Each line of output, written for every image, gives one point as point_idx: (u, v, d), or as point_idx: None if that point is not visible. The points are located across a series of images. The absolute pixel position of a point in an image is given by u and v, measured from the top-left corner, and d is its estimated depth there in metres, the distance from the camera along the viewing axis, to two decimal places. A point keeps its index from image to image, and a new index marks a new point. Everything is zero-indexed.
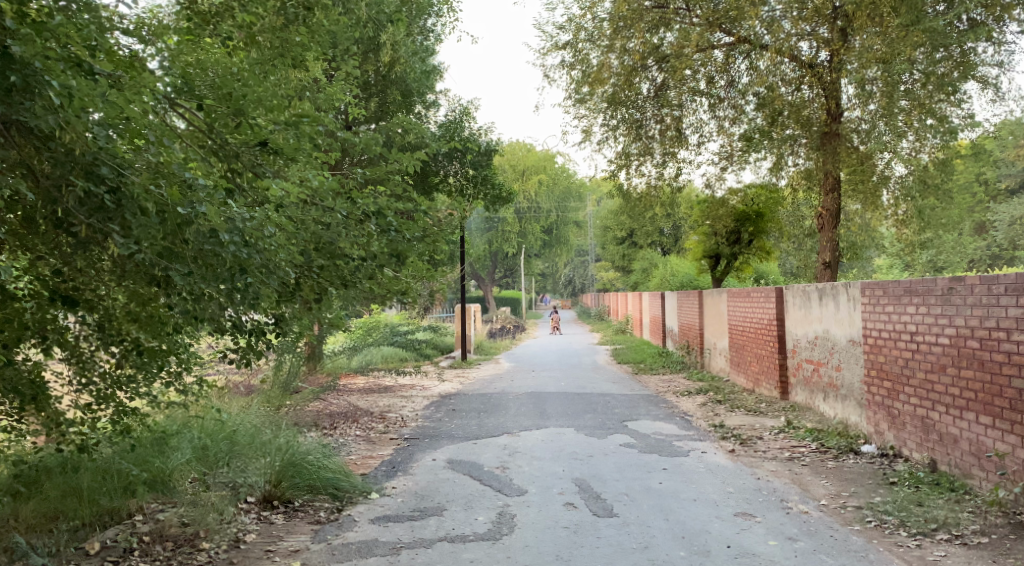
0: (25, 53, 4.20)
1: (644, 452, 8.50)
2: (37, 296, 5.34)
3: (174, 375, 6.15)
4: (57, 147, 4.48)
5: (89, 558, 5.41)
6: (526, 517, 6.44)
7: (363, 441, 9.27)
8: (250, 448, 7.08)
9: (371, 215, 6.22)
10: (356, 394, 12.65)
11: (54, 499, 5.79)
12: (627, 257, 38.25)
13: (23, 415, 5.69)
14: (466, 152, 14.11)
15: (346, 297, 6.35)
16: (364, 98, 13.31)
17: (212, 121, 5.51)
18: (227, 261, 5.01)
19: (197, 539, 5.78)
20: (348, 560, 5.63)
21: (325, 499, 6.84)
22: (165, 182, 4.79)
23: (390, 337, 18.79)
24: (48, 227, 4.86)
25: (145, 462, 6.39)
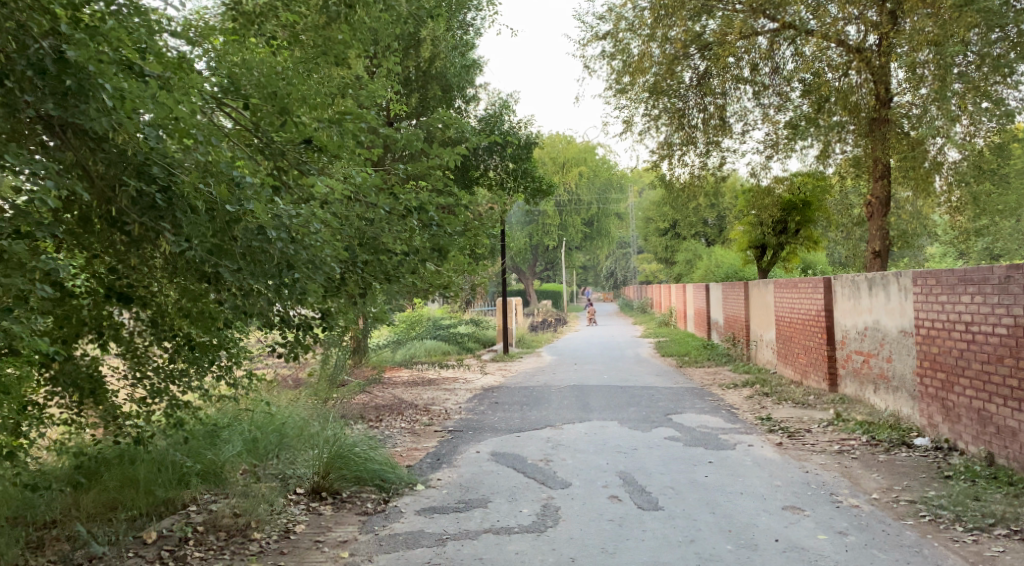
0: (79, 58, 4.34)
1: (690, 446, 8.45)
2: (94, 293, 5.47)
3: (225, 369, 6.24)
4: (111, 147, 4.64)
5: (146, 546, 5.57)
6: (571, 510, 6.46)
7: (408, 433, 9.37)
8: (298, 440, 7.29)
9: (413, 210, 6.22)
10: (400, 386, 12.80)
11: (113, 489, 6.00)
12: (671, 248, 37.94)
13: (82, 409, 5.82)
14: (507, 145, 14.14)
15: (390, 293, 6.34)
16: (405, 93, 13.41)
17: (257, 120, 5.61)
18: (274, 257, 5.06)
19: (249, 529, 5.91)
20: (395, 551, 5.71)
21: (372, 490, 6.92)
22: (214, 180, 4.91)
23: (433, 330, 18.94)
24: (103, 226, 5.02)
25: (198, 454, 6.56)
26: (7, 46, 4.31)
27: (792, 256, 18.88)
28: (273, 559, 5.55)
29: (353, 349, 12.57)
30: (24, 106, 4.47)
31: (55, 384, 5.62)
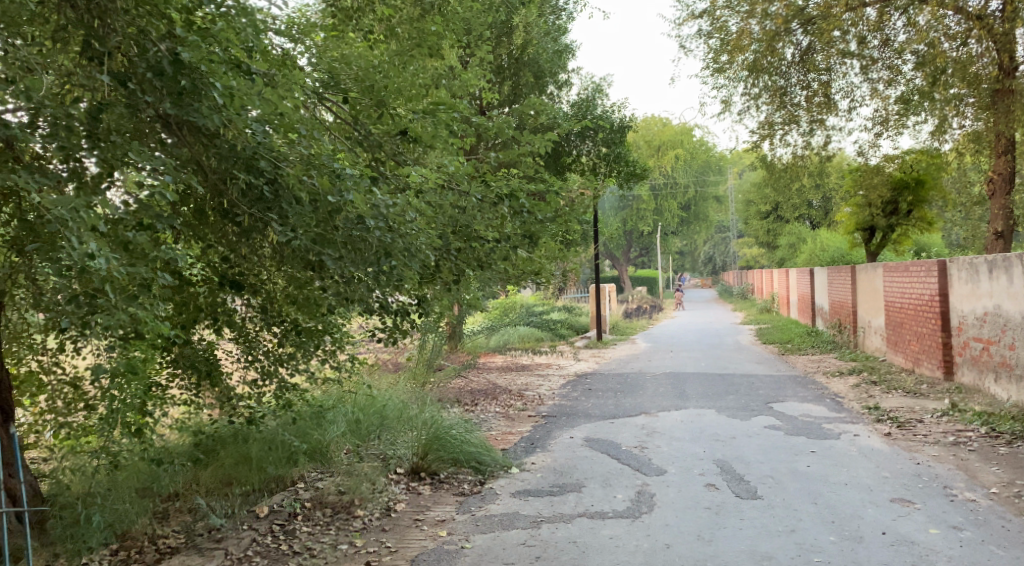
0: (193, 58, 4.63)
1: (792, 435, 8.29)
2: (209, 281, 5.87)
3: (329, 354, 6.52)
4: (222, 143, 4.90)
5: (259, 520, 5.87)
6: (666, 497, 6.46)
7: (503, 418, 9.52)
8: (399, 421, 7.56)
9: (504, 197, 6.17)
10: (495, 372, 13.00)
11: (229, 466, 6.32)
12: (774, 232, 36.92)
13: (200, 390, 6.13)
14: (599, 129, 14.08)
15: (484, 280, 6.37)
16: (498, 82, 13.52)
17: (356, 113, 5.95)
18: (374, 245, 5.21)
19: (353, 506, 6.15)
20: (491, 531, 5.86)
21: (469, 472, 7.10)
22: (316, 173, 5.08)
23: (526, 317, 19.09)
24: (217, 218, 5.36)
25: (305, 434, 6.86)
26: (128, 49, 4.61)
27: (904, 238, 18.06)
28: (375, 536, 5.78)
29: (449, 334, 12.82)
30: (145, 105, 4.69)
31: (175, 365, 5.99)
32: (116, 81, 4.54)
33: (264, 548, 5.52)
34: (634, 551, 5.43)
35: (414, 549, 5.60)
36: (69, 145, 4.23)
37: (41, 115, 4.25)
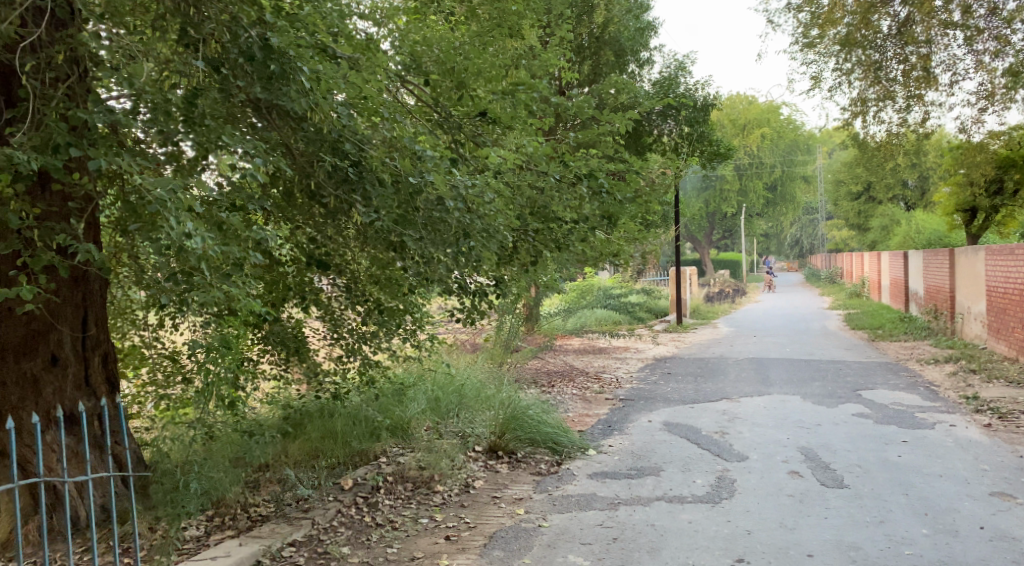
0: (281, 43, 4.76)
1: (882, 423, 8.08)
2: (297, 261, 6.06)
3: (410, 333, 6.63)
4: (309, 127, 5.08)
5: (344, 492, 6.06)
6: (747, 483, 6.39)
7: (580, 400, 9.55)
8: (478, 402, 7.62)
9: (583, 177, 6.18)
10: (572, 354, 13.02)
11: (315, 439, 6.47)
12: (865, 214, 35.80)
13: (289, 365, 6.33)
14: (682, 108, 13.87)
15: (560, 261, 6.47)
16: (578, 62, 13.43)
17: (436, 95, 6.05)
18: (453, 227, 5.35)
19: (433, 482, 6.32)
20: (568, 511, 5.92)
21: (545, 452, 7.17)
22: (398, 155, 5.17)
23: (603, 300, 19.02)
24: (304, 199, 5.53)
25: (387, 410, 7.02)
26: (221, 36, 4.75)
27: (1009, 220, 17.26)
28: (454, 511, 5.94)
29: (527, 315, 12.87)
30: (237, 89, 4.95)
31: (265, 342, 6.19)
32: (211, 66, 4.77)
33: (349, 519, 5.74)
34: (714, 537, 5.40)
35: (492, 525, 5.71)
36: (167, 130, 4.43)
37: (142, 101, 4.43)
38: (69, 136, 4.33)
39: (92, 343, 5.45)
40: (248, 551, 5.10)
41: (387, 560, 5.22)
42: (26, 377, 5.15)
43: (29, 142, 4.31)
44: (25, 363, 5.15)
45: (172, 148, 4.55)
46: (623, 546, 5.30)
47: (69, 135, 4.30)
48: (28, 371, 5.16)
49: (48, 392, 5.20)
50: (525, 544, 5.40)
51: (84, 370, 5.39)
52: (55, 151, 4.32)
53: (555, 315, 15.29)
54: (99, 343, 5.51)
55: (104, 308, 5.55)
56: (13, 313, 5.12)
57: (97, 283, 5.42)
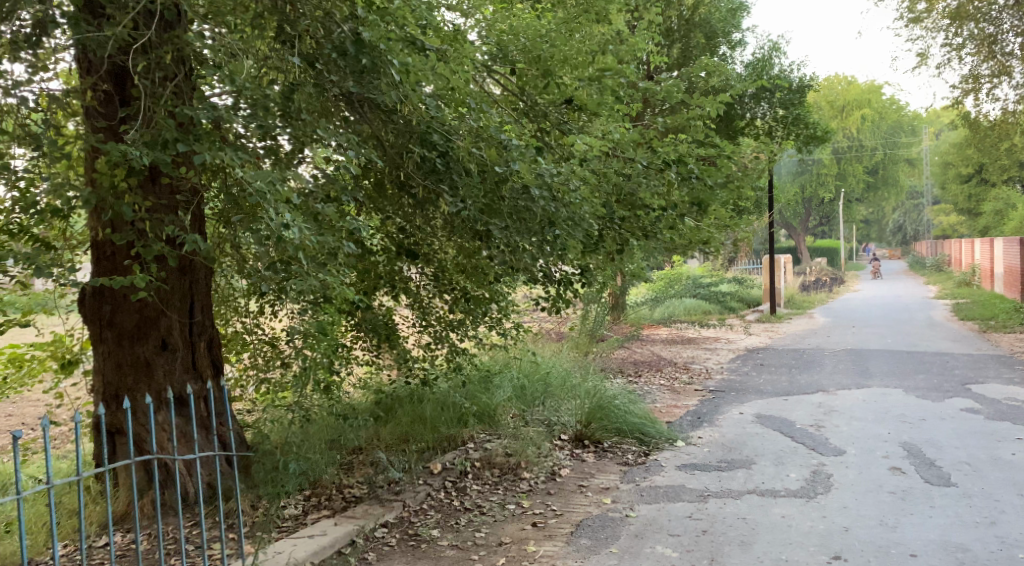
0: (372, 38, 4.89)
1: (994, 420, 7.73)
2: (388, 251, 6.18)
3: (496, 321, 6.73)
4: (399, 119, 5.24)
5: (433, 475, 6.18)
6: (845, 478, 6.24)
7: (667, 390, 9.46)
8: (562, 390, 7.66)
9: (671, 163, 6.11)
10: (660, 344, 12.92)
11: (406, 424, 6.63)
12: (975, 198, 34.16)
13: (381, 351, 6.47)
14: (775, 90, 13.60)
15: (647, 249, 6.38)
16: (666, 45, 13.16)
17: (523, 84, 6.06)
18: (538, 215, 5.42)
19: (519, 469, 6.39)
20: (657, 503, 5.91)
21: (632, 442, 7.15)
22: (485, 144, 5.30)
23: (692, 289, 18.77)
24: (394, 190, 5.74)
25: (474, 397, 7.12)
26: (316, 32, 5.01)
27: None
28: (541, 499, 6.00)
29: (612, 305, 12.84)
30: (330, 84, 5.14)
31: (358, 329, 6.36)
32: (306, 62, 4.96)
33: (439, 503, 5.87)
34: (809, 533, 5.30)
35: (579, 514, 5.76)
36: (266, 124, 4.58)
37: (242, 97, 4.60)
38: (177, 132, 4.59)
39: (198, 329, 5.72)
40: (342, 532, 5.27)
41: (476, 544, 5.33)
42: (140, 360, 5.44)
43: (141, 139, 4.58)
44: (138, 347, 5.44)
45: (271, 142, 4.75)
46: (713, 539, 5.26)
47: (176, 131, 4.57)
48: (141, 354, 5.44)
49: (159, 374, 5.47)
50: (613, 533, 5.43)
51: (192, 354, 5.66)
52: (165, 147, 4.56)
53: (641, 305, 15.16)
54: (205, 329, 5.77)
55: (208, 296, 5.82)
56: (127, 299, 5.41)
57: (202, 271, 5.69)
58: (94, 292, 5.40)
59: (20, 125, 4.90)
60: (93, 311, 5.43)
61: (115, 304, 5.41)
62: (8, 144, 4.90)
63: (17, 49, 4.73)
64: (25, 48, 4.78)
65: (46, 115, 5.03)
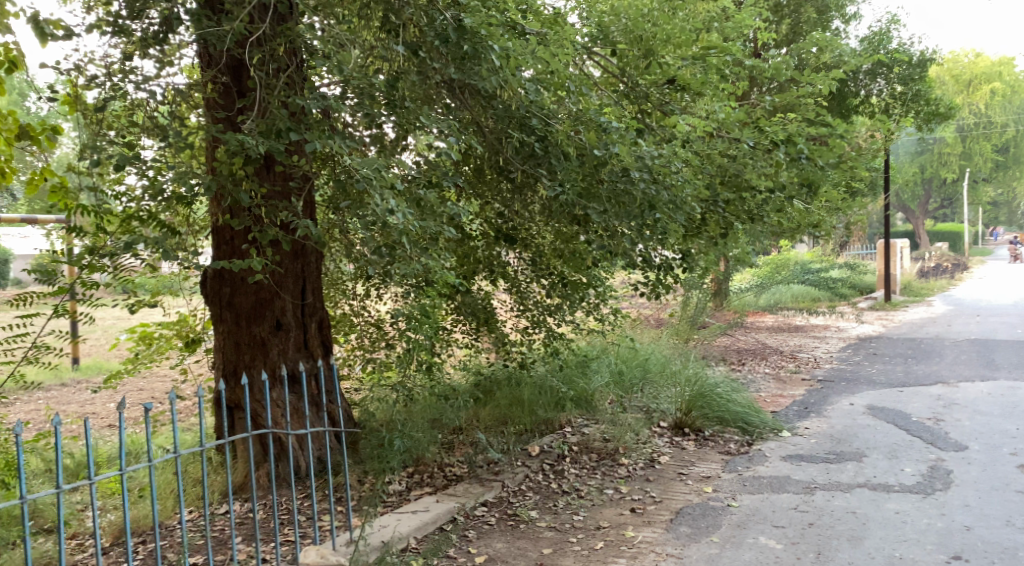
0: (474, 24, 5.01)
1: None
2: (486, 236, 6.24)
3: (594, 307, 6.74)
4: (498, 104, 5.42)
5: (531, 457, 6.26)
6: (966, 475, 5.92)
7: (772, 379, 9.21)
8: (661, 376, 7.58)
9: (779, 143, 5.90)
10: (764, 331, 12.56)
11: (504, 406, 6.68)
12: None
13: (479, 335, 6.55)
14: (894, 65, 12.90)
15: (753, 233, 6.23)
16: (776, 21, 12.65)
17: (624, 65, 5.98)
18: (637, 199, 5.41)
19: (618, 454, 6.38)
20: (760, 493, 5.79)
21: (735, 432, 7.01)
22: (584, 128, 5.41)
23: (800, 275, 18.11)
24: (492, 175, 5.92)
25: (571, 381, 7.14)
26: (420, 19, 5.09)
27: None
28: (640, 485, 5.98)
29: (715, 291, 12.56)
30: (433, 72, 5.31)
31: (458, 312, 6.46)
32: (410, 51, 5.12)
33: (537, 485, 5.94)
34: (926, 530, 5.08)
35: (679, 501, 5.71)
36: (372, 112, 4.82)
37: (349, 87, 4.84)
38: (290, 122, 4.83)
39: (310, 311, 5.95)
40: (444, 509, 5.42)
41: (574, 527, 5.37)
42: (256, 339, 5.73)
43: (256, 129, 4.82)
44: (255, 327, 5.72)
45: (377, 130, 4.98)
46: (820, 532, 5.12)
47: (289, 121, 4.80)
48: (258, 334, 5.72)
49: (274, 353, 5.74)
50: (714, 522, 5.35)
51: (304, 334, 5.91)
52: (279, 136, 4.79)
53: (747, 291, 14.75)
54: (317, 310, 6.00)
55: (320, 279, 6.05)
56: (244, 282, 5.69)
57: (314, 256, 5.92)
58: (216, 275, 5.71)
59: (149, 118, 5.23)
60: (214, 292, 5.74)
61: (234, 286, 5.70)
62: (137, 136, 5.25)
63: (145, 45, 5.06)
64: (152, 44, 5.10)
65: (171, 107, 5.33)
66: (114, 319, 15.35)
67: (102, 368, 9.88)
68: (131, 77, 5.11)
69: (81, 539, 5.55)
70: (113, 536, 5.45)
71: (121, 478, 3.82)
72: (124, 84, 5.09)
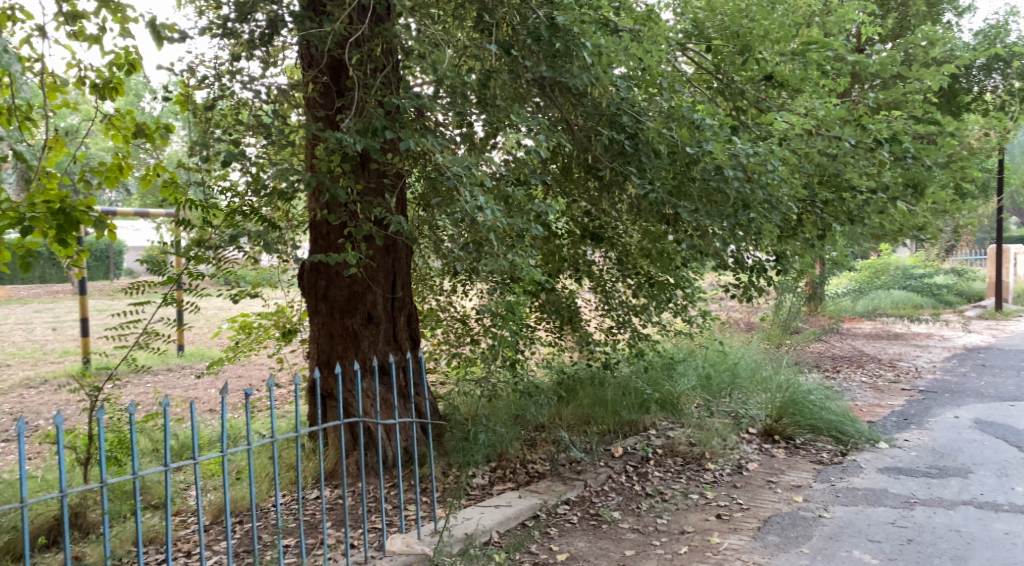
0: (567, 22, 5.04)
1: None
2: (572, 234, 6.26)
3: (682, 308, 6.72)
4: (588, 102, 5.44)
5: (614, 459, 6.22)
6: None
7: (869, 388, 8.84)
8: (750, 381, 7.44)
9: (884, 141, 5.65)
10: (862, 338, 12.06)
11: (587, 406, 6.66)
12: None
13: (563, 334, 6.57)
14: (1012, 59, 12.15)
15: (852, 235, 5.97)
16: (881, 14, 12.10)
17: (719, 62, 5.91)
18: (730, 198, 5.31)
19: (704, 459, 6.28)
20: (854, 505, 5.57)
21: (829, 442, 6.74)
22: (676, 125, 5.32)
23: (903, 281, 17.30)
24: (580, 172, 5.92)
25: (657, 383, 7.05)
26: (512, 18, 5.18)
27: None
28: (726, 491, 5.86)
29: (810, 295, 12.14)
30: (524, 69, 5.28)
31: (542, 310, 6.47)
32: (502, 49, 5.13)
33: (620, 486, 5.90)
34: None
35: (767, 510, 5.56)
36: (463, 112, 4.92)
37: (441, 86, 4.94)
38: (385, 120, 4.93)
39: (399, 305, 6.09)
40: (527, 505, 5.45)
41: (657, 530, 5.32)
42: (349, 331, 5.90)
43: (354, 127, 4.95)
44: (348, 319, 5.89)
45: (467, 128, 5.08)
46: (919, 549, 4.89)
47: (385, 120, 4.89)
48: (350, 326, 5.90)
49: (365, 344, 5.91)
50: (805, 533, 5.19)
51: (393, 327, 6.05)
52: (374, 133, 4.89)
53: (843, 296, 14.21)
54: (405, 304, 6.14)
55: (409, 274, 6.19)
56: (339, 275, 5.87)
57: (404, 251, 6.06)
58: (312, 268, 5.90)
59: (254, 117, 5.47)
60: (310, 285, 5.94)
61: (329, 279, 5.89)
62: (242, 134, 5.45)
63: (252, 47, 5.30)
64: (258, 46, 5.34)
65: (274, 106, 5.55)
66: (217, 308, 16.09)
67: (205, 355, 10.39)
68: (237, 78, 5.35)
69: (184, 516, 5.86)
70: (214, 515, 5.74)
71: (221, 457, 4.18)
72: (231, 84, 5.34)
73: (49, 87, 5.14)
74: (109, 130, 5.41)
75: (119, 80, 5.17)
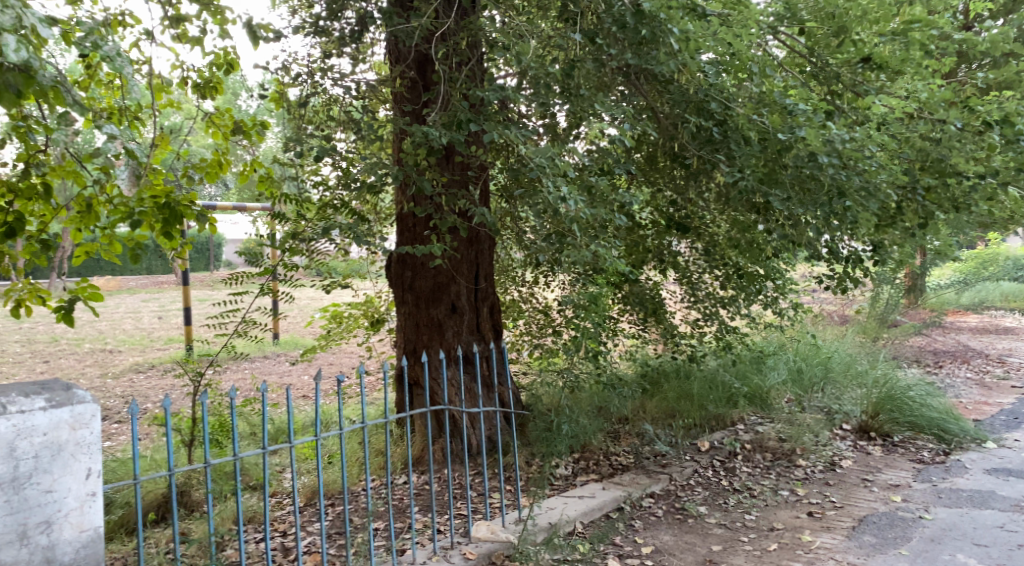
0: (653, 7, 4.78)
1: None
2: (657, 225, 6.21)
3: (771, 300, 6.59)
4: (675, 88, 5.38)
5: (701, 453, 6.14)
6: None
7: (975, 385, 8.39)
8: (845, 376, 7.13)
9: (993, 123, 5.29)
10: (966, 332, 11.46)
11: (671, 399, 6.50)
12: None
13: (647, 325, 6.52)
14: None
15: (955, 224, 5.75)
16: None
17: (813, 45, 5.57)
18: (825, 185, 5.10)
19: (794, 455, 6.11)
20: (959, 507, 5.30)
21: (930, 439, 6.48)
22: (768, 110, 5.13)
23: (1014, 271, 16.33)
24: (666, 160, 5.85)
25: (745, 377, 6.91)
26: (597, 6, 5.07)
27: None
28: (818, 488, 5.69)
29: (910, 287, 11.60)
30: (609, 57, 5.25)
31: (626, 302, 6.41)
32: (586, 38, 5.05)
33: (706, 480, 5.81)
34: None
35: (862, 509, 5.36)
36: (547, 103, 4.89)
37: (525, 77, 4.89)
38: (469, 113, 4.95)
39: (482, 295, 6.15)
40: (611, 497, 5.42)
41: (746, 526, 5.21)
42: (434, 321, 5.99)
43: (440, 120, 5.03)
44: (433, 309, 5.99)
45: (550, 119, 5.12)
46: None
47: (469, 112, 4.92)
48: (435, 316, 5.99)
49: (449, 334, 5.99)
50: (903, 534, 4.98)
51: (477, 318, 6.12)
52: (460, 126, 4.93)
53: (946, 287, 13.52)
54: (488, 295, 6.20)
55: (492, 266, 6.25)
56: (425, 266, 5.97)
57: (487, 242, 6.12)
58: (399, 259, 6.02)
59: (344, 112, 5.63)
60: (397, 277, 6.05)
61: (415, 270, 5.99)
62: (334, 129, 5.63)
63: (343, 44, 5.44)
64: (349, 43, 5.47)
65: (364, 102, 5.69)
66: (309, 298, 16.62)
67: (299, 343, 10.77)
68: (328, 74, 5.50)
69: (280, 497, 6.11)
70: (308, 497, 5.96)
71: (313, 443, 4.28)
72: (324, 81, 5.49)
73: (156, 87, 5.41)
74: (209, 127, 5.66)
75: (219, 79, 5.40)
